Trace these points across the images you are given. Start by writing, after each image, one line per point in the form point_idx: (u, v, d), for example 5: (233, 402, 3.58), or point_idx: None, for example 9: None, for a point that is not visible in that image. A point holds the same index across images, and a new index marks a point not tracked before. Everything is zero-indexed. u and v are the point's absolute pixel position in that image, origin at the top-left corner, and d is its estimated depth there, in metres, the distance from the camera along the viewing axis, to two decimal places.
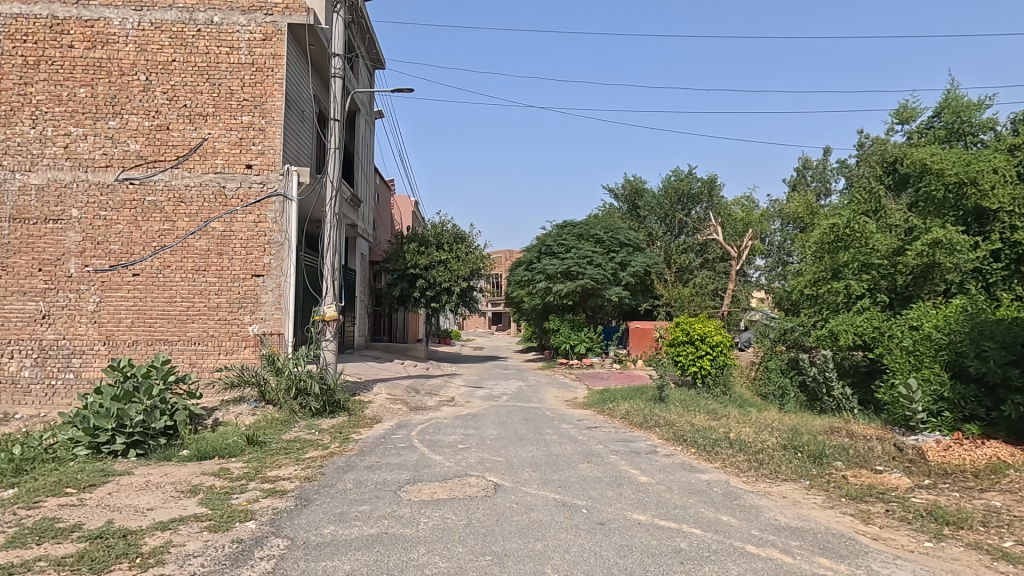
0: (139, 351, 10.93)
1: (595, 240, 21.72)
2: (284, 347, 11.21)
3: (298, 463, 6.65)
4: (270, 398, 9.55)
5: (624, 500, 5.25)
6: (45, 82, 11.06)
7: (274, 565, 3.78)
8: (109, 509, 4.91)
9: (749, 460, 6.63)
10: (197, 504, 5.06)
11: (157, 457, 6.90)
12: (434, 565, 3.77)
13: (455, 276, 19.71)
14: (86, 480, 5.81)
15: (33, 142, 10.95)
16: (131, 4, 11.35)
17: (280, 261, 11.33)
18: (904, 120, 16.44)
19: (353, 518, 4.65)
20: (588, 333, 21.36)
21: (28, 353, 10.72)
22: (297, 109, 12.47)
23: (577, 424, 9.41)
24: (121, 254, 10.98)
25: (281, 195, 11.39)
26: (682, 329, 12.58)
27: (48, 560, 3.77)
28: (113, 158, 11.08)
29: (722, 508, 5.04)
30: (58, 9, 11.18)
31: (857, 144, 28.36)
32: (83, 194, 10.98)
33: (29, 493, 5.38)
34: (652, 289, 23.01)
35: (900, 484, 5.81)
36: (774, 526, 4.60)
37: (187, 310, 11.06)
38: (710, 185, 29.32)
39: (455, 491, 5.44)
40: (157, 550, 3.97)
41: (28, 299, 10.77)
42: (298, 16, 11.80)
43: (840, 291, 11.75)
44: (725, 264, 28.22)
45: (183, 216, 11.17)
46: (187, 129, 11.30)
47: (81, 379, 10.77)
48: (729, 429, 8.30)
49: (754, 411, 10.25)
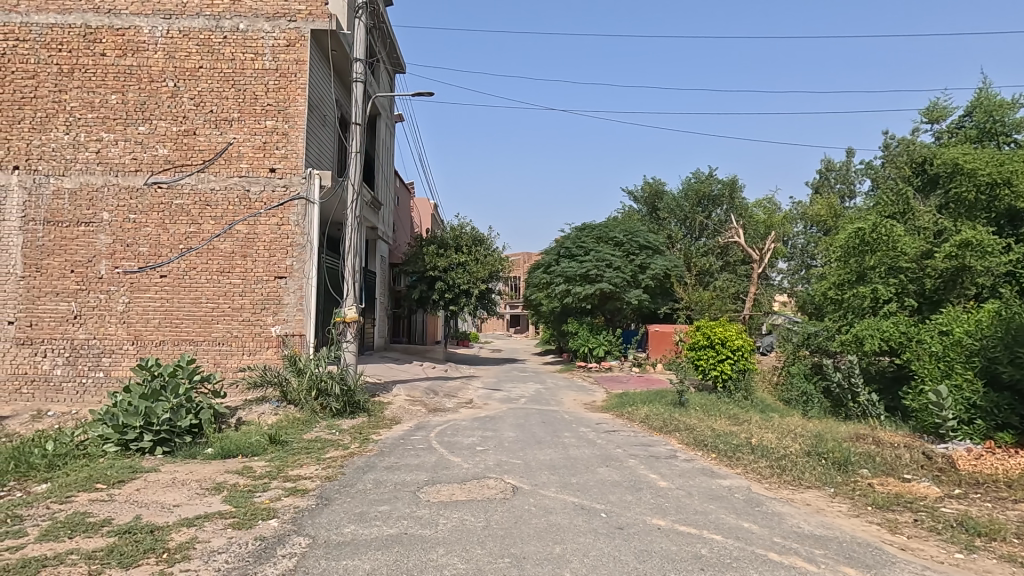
0: (166, 351, 11.19)
1: (614, 242, 21.64)
2: (306, 348, 11.36)
3: (319, 463, 6.75)
4: (291, 398, 9.69)
5: (644, 504, 5.21)
6: (79, 89, 11.43)
7: (295, 563, 3.83)
8: (138, 505, 5.04)
9: (771, 466, 6.52)
10: (221, 501, 5.17)
11: (182, 455, 7.04)
12: (452, 566, 3.79)
13: (474, 278, 19.80)
14: (116, 475, 5.97)
15: (66, 147, 11.31)
16: (161, 12, 11.65)
17: (301, 262, 11.47)
18: (934, 119, 16.03)
19: (373, 518, 4.70)
20: (607, 337, 21.14)
21: (60, 352, 11.05)
22: (319, 113, 12.65)
23: (595, 428, 9.34)
24: (150, 256, 11.27)
25: (304, 198, 11.55)
26: (703, 333, 12.48)
27: (80, 553, 3.88)
28: (142, 162, 11.38)
29: (744, 514, 4.97)
30: (92, 18, 11.53)
31: (883, 145, 27.70)
32: (113, 197, 11.29)
33: (61, 487, 5.54)
34: (672, 292, 22.73)
35: (929, 494, 5.65)
36: (798, 534, 4.52)
37: (212, 310, 11.30)
38: (731, 187, 29.16)
39: (473, 493, 5.47)
40: (184, 545, 4.06)
41: (61, 299, 11.12)
42: (321, 22, 11.92)
43: (866, 295, 11.46)
44: (746, 267, 27.68)
45: (208, 219, 11.41)
46: (213, 134, 11.55)
47: (111, 377, 11.08)
48: (751, 434, 8.18)
49: (776, 416, 10.08)
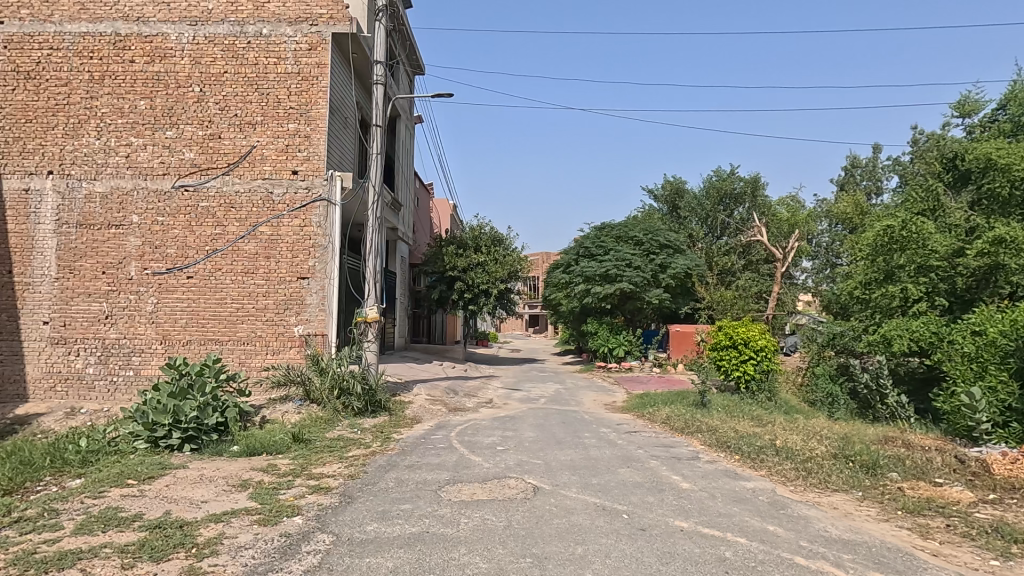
0: (192, 350, 11.43)
1: (634, 241, 21.49)
2: (328, 348, 11.50)
3: (342, 461, 6.83)
4: (314, 397, 9.83)
5: (666, 505, 5.17)
6: (109, 95, 11.75)
7: (320, 559, 3.88)
8: (168, 500, 5.16)
9: (797, 469, 6.40)
10: (247, 498, 5.27)
11: (209, 452, 7.20)
12: (474, 565, 3.80)
13: (493, 278, 19.85)
14: (146, 472, 6.12)
15: (98, 152, 11.64)
16: (187, 19, 11.91)
17: (323, 263, 11.63)
18: (965, 113, 15.58)
19: (395, 516, 4.75)
20: (627, 337, 21.00)
21: (92, 351, 11.38)
22: (340, 116, 12.81)
23: (616, 429, 9.29)
24: (177, 257, 11.53)
25: (325, 200, 11.69)
26: (725, 333, 12.34)
27: (113, 547, 3.98)
28: (170, 166, 11.65)
29: (769, 517, 4.89)
30: (121, 26, 11.85)
31: (911, 140, 27.02)
32: (142, 200, 11.58)
33: (95, 483, 5.71)
34: (693, 292, 22.51)
35: (962, 498, 5.50)
36: (825, 538, 4.44)
37: (237, 311, 11.51)
38: (753, 184, 28.71)
39: (494, 492, 5.48)
40: (211, 541, 4.15)
41: (93, 300, 11.44)
42: (342, 25, 12.05)
43: (895, 294, 11.13)
44: (770, 266, 27.26)
45: (233, 221, 11.63)
46: (238, 138, 11.77)
47: (141, 376, 11.36)
48: (775, 436, 8.05)
49: (801, 418, 9.91)
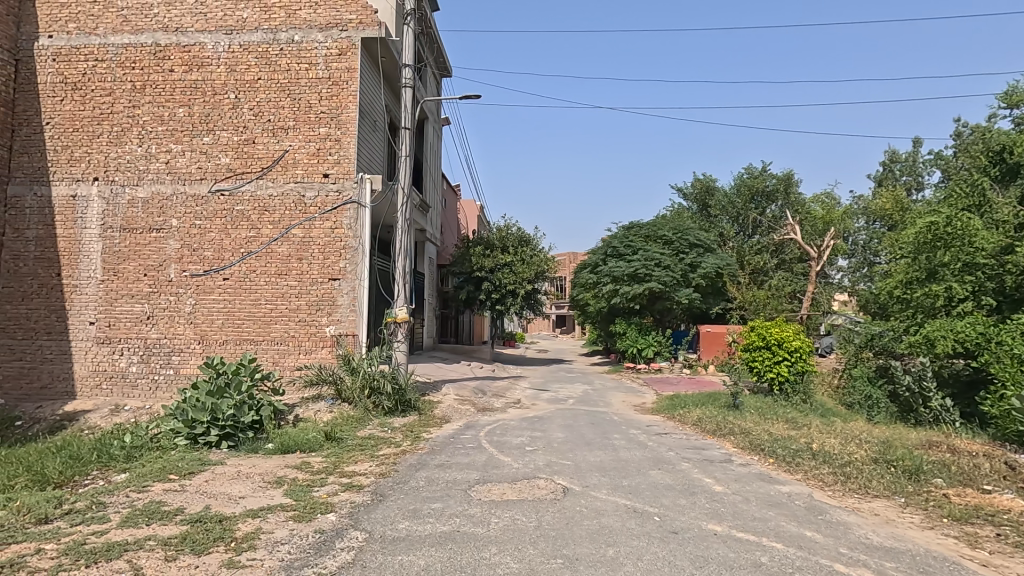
0: (229, 350, 11.75)
1: (663, 241, 21.24)
2: (359, 348, 11.66)
3: (373, 460, 6.92)
4: (345, 396, 10.00)
5: (698, 509, 5.08)
6: (150, 104, 12.17)
7: (353, 556, 3.94)
8: (207, 495, 5.32)
9: (835, 473, 6.22)
10: (282, 494, 5.39)
11: (245, 449, 7.39)
12: (506, 565, 3.80)
13: (520, 278, 19.87)
14: (186, 467, 6.32)
15: (139, 159, 12.07)
16: (223, 28, 12.26)
17: (354, 264, 11.81)
18: (1013, 104, 14.91)
19: (426, 515, 4.79)
20: (657, 337, 20.73)
21: (135, 351, 11.81)
22: (370, 119, 13.00)
23: (646, 430, 9.18)
24: (214, 260, 11.87)
25: (355, 202, 11.87)
26: (757, 334, 11.96)
27: (156, 540, 4.12)
28: (207, 171, 12.01)
29: (806, 523, 4.77)
30: (161, 37, 12.28)
31: (955, 133, 25.99)
32: (181, 205, 11.97)
33: (139, 477, 5.92)
34: (724, 292, 22.13)
35: (1013, 507, 5.25)
36: (865, 545, 4.30)
37: (271, 311, 11.79)
38: (786, 182, 28.06)
39: (524, 493, 5.47)
40: (249, 536, 4.26)
41: (135, 301, 11.87)
42: (371, 30, 12.22)
43: (939, 294, 10.74)
44: (804, 265, 26.57)
45: (266, 223, 11.92)
46: (271, 142, 12.05)
47: (180, 375, 11.73)
48: (812, 439, 7.84)
49: (838, 421, 9.63)
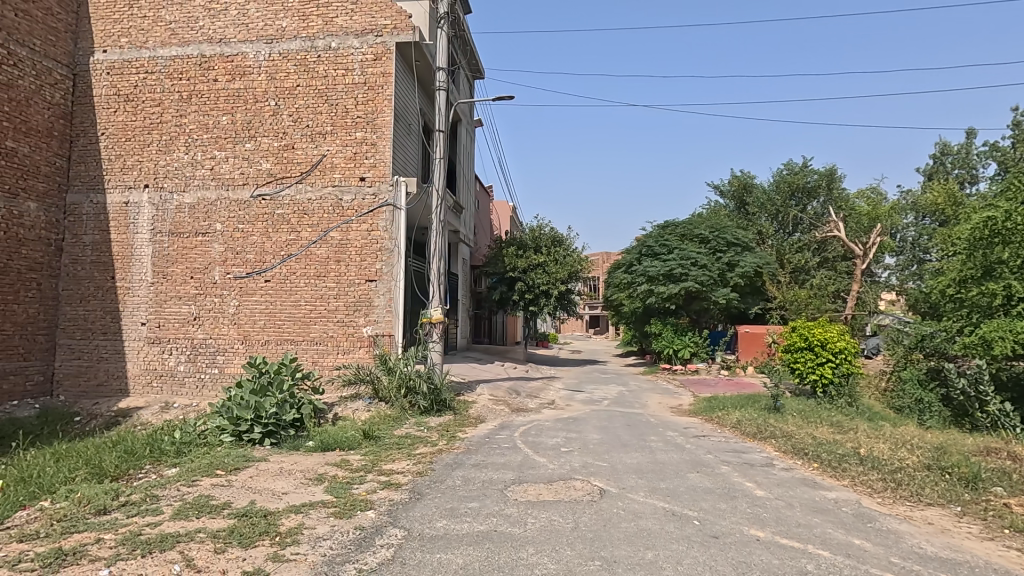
0: (270, 349, 12.10)
1: (699, 240, 20.85)
2: (395, 348, 11.84)
3: (410, 458, 7.01)
4: (382, 395, 10.17)
5: (739, 513, 4.96)
6: (196, 112, 12.66)
7: (393, 553, 4.00)
8: (252, 491, 5.49)
9: (884, 480, 5.97)
10: (323, 491, 5.52)
11: (287, 446, 7.59)
12: (543, 565, 3.80)
13: (553, 279, 19.83)
14: (232, 463, 6.55)
15: (186, 166, 12.56)
16: (263, 37, 12.64)
17: (390, 266, 12.01)
18: None
19: (464, 514, 4.82)
20: (693, 338, 20.30)
21: (182, 350, 12.29)
22: (404, 123, 13.19)
23: (684, 432, 9.02)
24: (256, 262, 12.25)
25: (391, 205, 12.07)
26: (799, 334, 11.69)
27: (206, 532, 4.28)
28: (249, 177, 12.40)
29: (854, 530, 4.59)
30: (206, 48, 12.75)
31: (1012, 123, 24.64)
32: (225, 209, 12.40)
33: (188, 472, 6.16)
34: (763, 291, 21.59)
35: None
36: (919, 555, 4.12)
37: (310, 312, 12.09)
38: (829, 177, 27.19)
39: (560, 494, 5.46)
40: (293, 530, 4.37)
41: (183, 303, 12.36)
42: (405, 34, 12.39)
43: (996, 293, 10.13)
44: (848, 263, 25.64)
45: (306, 227, 12.23)
46: (309, 147, 12.36)
47: (225, 373, 12.16)
48: (859, 444, 7.54)
49: (887, 425, 9.25)
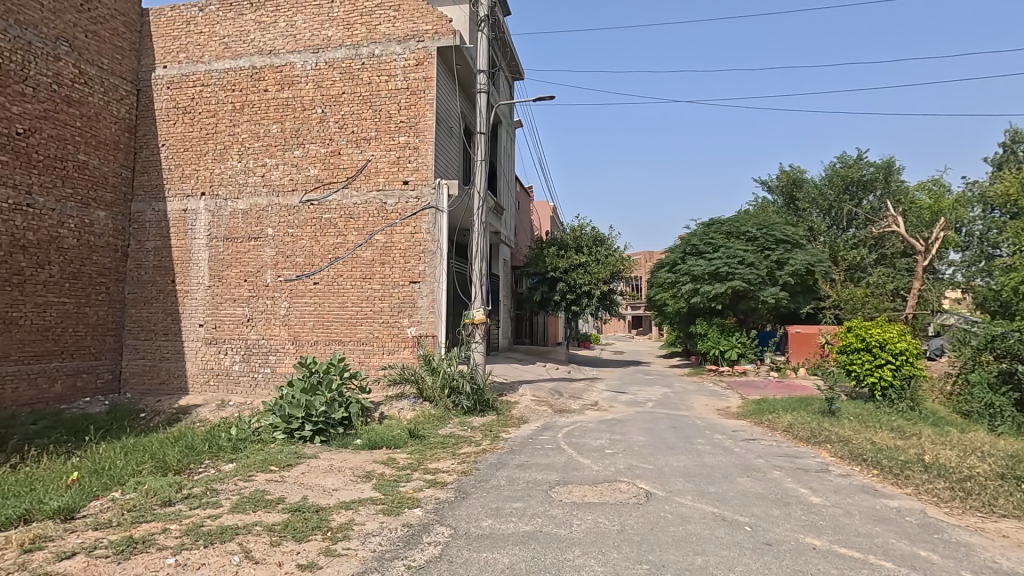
0: (319, 349, 12.48)
1: (746, 237, 20.25)
2: (438, 348, 12.00)
3: (454, 457, 7.09)
4: (426, 395, 10.32)
5: (794, 520, 4.78)
6: (248, 122, 13.19)
7: (440, 551, 4.05)
8: (304, 486, 5.67)
9: (952, 489, 5.63)
10: (371, 488, 5.64)
11: (336, 444, 7.80)
12: (590, 567, 3.76)
13: (595, 279, 19.67)
14: (285, 459, 6.78)
15: (239, 174, 13.10)
16: (311, 48, 13.05)
17: (433, 267, 12.18)
18: None
19: (509, 514, 4.83)
20: (741, 339, 19.70)
21: (237, 350, 12.83)
22: (446, 126, 13.35)
23: (732, 436, 8.76)
24: (305, 265, 12.65)
25: (433, 207, 12.24)
26: (855, 334, 11.18)
27: (262, 525, 4.45)
28: (298, 182, 12.84)
29: (920, 541, 4.35)
30: (257, 60, 13.27)
31: None
32: (275, 215, 12.87)
33: (244, 467, 6.42)
34: (816, 290, 20.79)
35: None
36: (992, 569, 3.87)
37: (357, 313, 12.39)
38: (885, 170, 26.01)
39: (605, 496, 5.39)
40: (343, 526, 4.49)
41: (237, 305, 12.90)
42: (446, 38, 12.54)
43: None
44: (908, 260, 24.38)
45: (352, 230, 12.55)
46: (354, 153, 12.68)
47: (276, 373, 12.61)
48: (923, 450, 7.14)
49: (953, 430, 8.73)
